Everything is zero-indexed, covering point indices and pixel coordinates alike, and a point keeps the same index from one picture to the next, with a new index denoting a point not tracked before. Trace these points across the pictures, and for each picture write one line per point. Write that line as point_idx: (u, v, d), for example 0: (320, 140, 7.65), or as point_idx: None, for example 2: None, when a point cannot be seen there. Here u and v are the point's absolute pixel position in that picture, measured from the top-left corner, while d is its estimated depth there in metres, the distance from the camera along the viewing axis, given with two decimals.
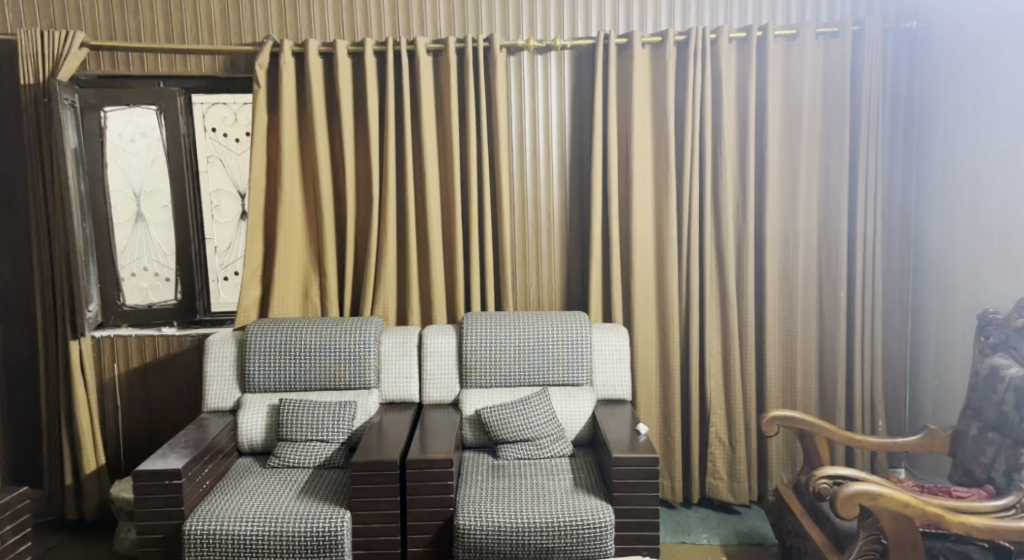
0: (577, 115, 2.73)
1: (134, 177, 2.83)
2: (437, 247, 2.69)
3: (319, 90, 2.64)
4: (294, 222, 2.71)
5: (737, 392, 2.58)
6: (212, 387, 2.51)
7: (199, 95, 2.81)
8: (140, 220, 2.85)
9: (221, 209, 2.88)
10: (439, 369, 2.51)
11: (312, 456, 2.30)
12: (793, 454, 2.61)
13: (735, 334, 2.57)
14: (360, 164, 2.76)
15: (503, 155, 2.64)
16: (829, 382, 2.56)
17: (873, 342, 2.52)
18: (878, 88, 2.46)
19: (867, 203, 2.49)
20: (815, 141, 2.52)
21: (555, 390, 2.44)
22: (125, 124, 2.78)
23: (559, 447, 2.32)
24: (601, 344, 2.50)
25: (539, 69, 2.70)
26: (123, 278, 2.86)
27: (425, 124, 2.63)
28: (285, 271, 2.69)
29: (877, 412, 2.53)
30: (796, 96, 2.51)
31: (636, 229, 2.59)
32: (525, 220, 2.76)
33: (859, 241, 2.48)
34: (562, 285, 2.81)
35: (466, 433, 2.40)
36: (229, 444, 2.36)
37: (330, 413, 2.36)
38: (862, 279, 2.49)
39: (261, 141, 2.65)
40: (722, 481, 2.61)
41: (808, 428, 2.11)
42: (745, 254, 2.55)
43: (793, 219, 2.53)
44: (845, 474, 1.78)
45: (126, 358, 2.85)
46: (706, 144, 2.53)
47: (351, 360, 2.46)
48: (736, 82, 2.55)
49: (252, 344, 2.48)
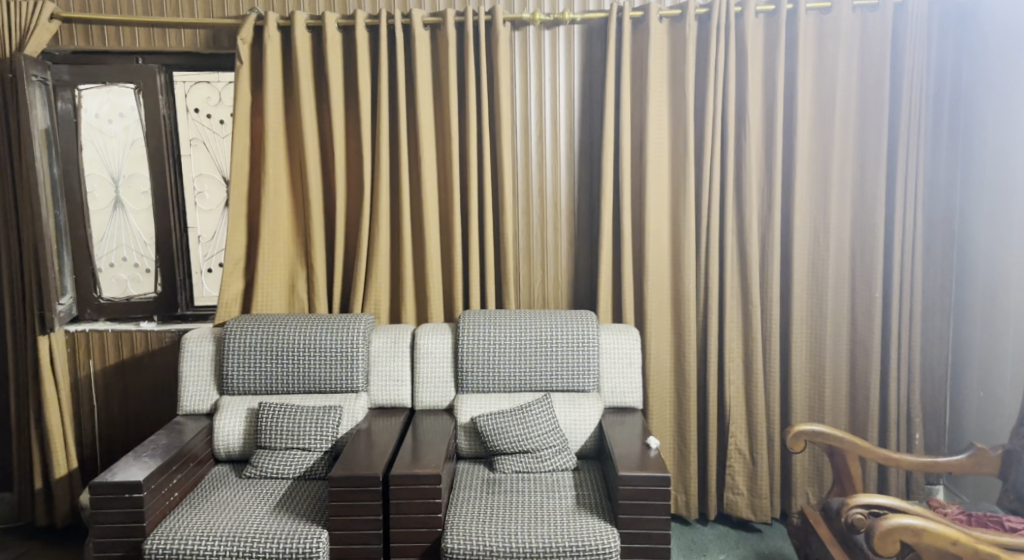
0: (587, 97, 2.51)
1: (112, 161, 2.65)
2: (433, 238, 2.48)
3: (305, 67, 2.42)
4: (280, 211, 2.52)
5: (760, 400, 2.34)
6: (188, 388, 2.33)
7: (180, 72, 2.62)
8: (118, 206, 2.67)
9: (205, 196, 2.70)
10: (433, 372, 2.30)
11: (291, 466, 2.11)
12: (820, 470, 2.38)
13: (758, 338, 2.33)
14: (352, 147, 2.54)
15: (506, 139, 2.42)
16: (861, 392, 2.33)
17: (910, 348, 2.28)
18: (923, 66, 2.20)
19: (908, 195, 2.24)
20: (850, 126, 2.28)
21: (560, 396, 2.23)
22: (102, 104, 2.61)
23: (561, 461, 2.11)
24: (609, 347, 2.28)
25: (547, 45, 2.47)
26: (100, 268, 2.69)
27: (421, 103, 2.42)
28: (270, 263, 2.50)
29: (913, 424, 2.30)
30: (830, 77, 2.26)
31: (651, 222, 2.36)
32: (530, 211, 2.54)
33: (898, 237, 2.24)
34: (569, 280, 2.60)
35: (461, 442, 2.20)
36: (204, 450, 2.18)
37: (313, 419, 2.17)
38: (900, 278, 2.26)
39: (243, 122, 2.46)
40: (741, 496, 2.38)
41: (837, 444, 1.86)
42: (771, 251, 2.31)
43: (826, 211, 2.29)
44: (882, 502, 1.48)
45: (102, 355, 2.67)
46: (728, 129, 2.30)
47: (337, 360, 2.27)
48: (763, 61, 2.30)
49: (230, 342, 2.29)
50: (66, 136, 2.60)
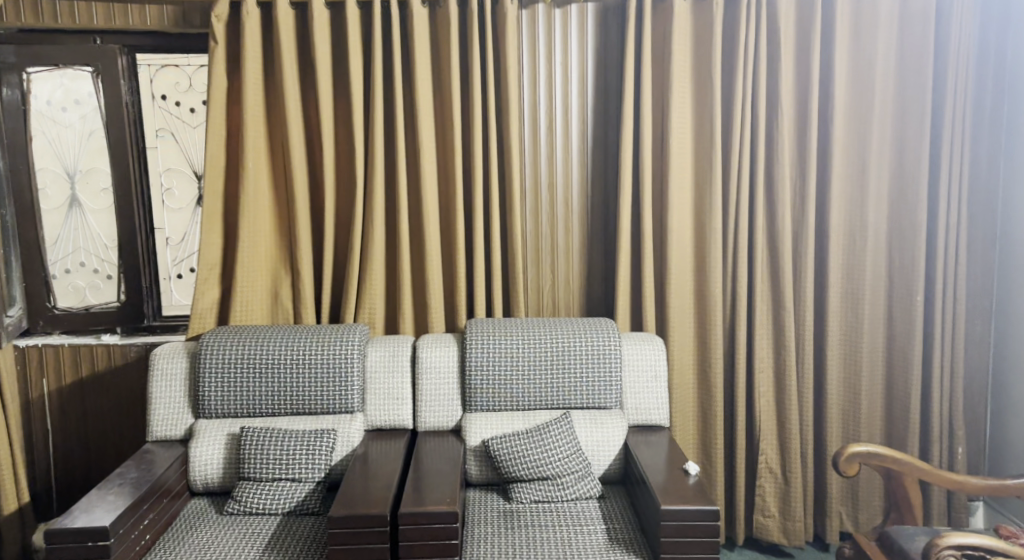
0: (602, 82, 2.30)
1: (67, 155, 2.35)
2: (433, 239, 2.24)
3: (289, 47, 2.16)
4: (260, 210, 2.25)
5: (794, 416, 2.16)
6: (158, 412, 2.05)
7: (145, 54, 2.32)
8: (75, 205, 2.37)
9: (174, 194, 2.41)
10: (437, 389, 2.06)
11: (280, 501, 1.86)
12: (854, 489, 2.22)
13: (792, 346, 2.15)
14: (341, 138, 2.29)
15: (515, 129, 2.20)
16: (899, 402, 2.16)
17: (952, 355, 2.13)
18: (969, 47, 2.04)
19: (951, 188, 2.08)
20: (888, 115, 2.11)
21: (580, 414, 2.01)
22: (54, 90, 2.31)
23: (585, 488, 1.89)
24: (632, 358, 2.07)
25: (558, 25, 2.24)
26: (54, 275, 2.40)
27: (420, 86, 2.17)
28: (249, 269, 2.23)
29: (956, 437, 2.14)
30: (868, 63, 2.08)
31: (674, 220, 2.16)
32: (539, 209, 2.31)
33: (941, 234, 2.08)
34: (581, 285, 2.38)
35: (471, 468, 1.97)
36: (178, 483, 1.92)
37: (304, 445, 1.92)
38: (942, 280, 2.09)
39: (217, 111, 2.18)
40: (773, 519, 2.20)
41: (893, 466, 1.69)
42: (805, 251, 2.13)
43: (863, 207, 2.12)
44: (1009, 549, 1.32)
45: (58, 374, 2.36)
46: (759, 116, 2.11)
47: (329, 378, 2.02)
48: (795, 45, 2.12)
49: (206, 357, 2.02)
50: (13, 126, 2.31)
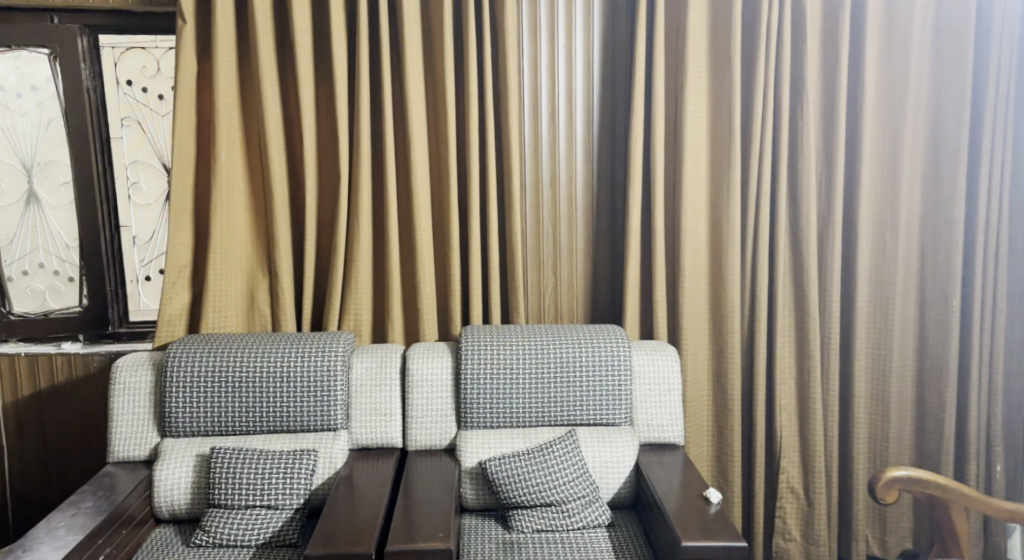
0: (609, 70, 2.11)
1: (24, 146, 2.15)
2: (425, 239, 2.04)
3: (266, 27, 1.95)
4: (235, 206, 2.05)
5: (819, 433, 1.98)
6: (119, 429, 1.85)
7: (108, 36, 2.12)
8: (32, 200, 2.17)
9: (141, 188, 2.21)
10: (429, 403, 1.87)
11: (253, 531, 1.66)
12: (883, 511, 2.05)
13: (817, 357, 1.97)
14: (324, 128, 2.09)
15: (514, 119, 2.01)
16: (932, 418, 1.99)
17: (989, 366, 1.96)
18: (1012, 34, 1.87)
19: (992, 187, 1.91)
20: (922, 109, 1.93)
21: (585, 432, 1.83)
22: (8, 73, 2.11)
23: (593, 515, 1.71)
24: (643, 370, 1.89)
25: (561, 7, 2.04)
26: (10, 277, 2.19)
27: (409, 72, 1.97)
28: (221, 272, 2.03)
29: (994, 455, 1.98)
30: (902, 51, 1.90)
31: (688, 219, 1.98)
32: (541, 207, 2.11)
33: (980, 236, 1.91)
34: (586, 290, 2.19)
35: (467, 491, 1.78)
36: (141, 509, 1.72)
37: (281, 468, 1.72)
38: (980, 286, 1.92)
39: (186, 98, 1.98)
40: (794, 543, 2.03)
41: (937, 492, 1.48)
42: (831, 254, 1.95)
43: (894, 207, 1.95)
44: None
45: (14, 387, 2.16)
46: (782, 106, 1.93)
47: (309, 392, 1.82)
48: (822, 32, 1.94)
49: (172, 369, 1.82)
50: None
